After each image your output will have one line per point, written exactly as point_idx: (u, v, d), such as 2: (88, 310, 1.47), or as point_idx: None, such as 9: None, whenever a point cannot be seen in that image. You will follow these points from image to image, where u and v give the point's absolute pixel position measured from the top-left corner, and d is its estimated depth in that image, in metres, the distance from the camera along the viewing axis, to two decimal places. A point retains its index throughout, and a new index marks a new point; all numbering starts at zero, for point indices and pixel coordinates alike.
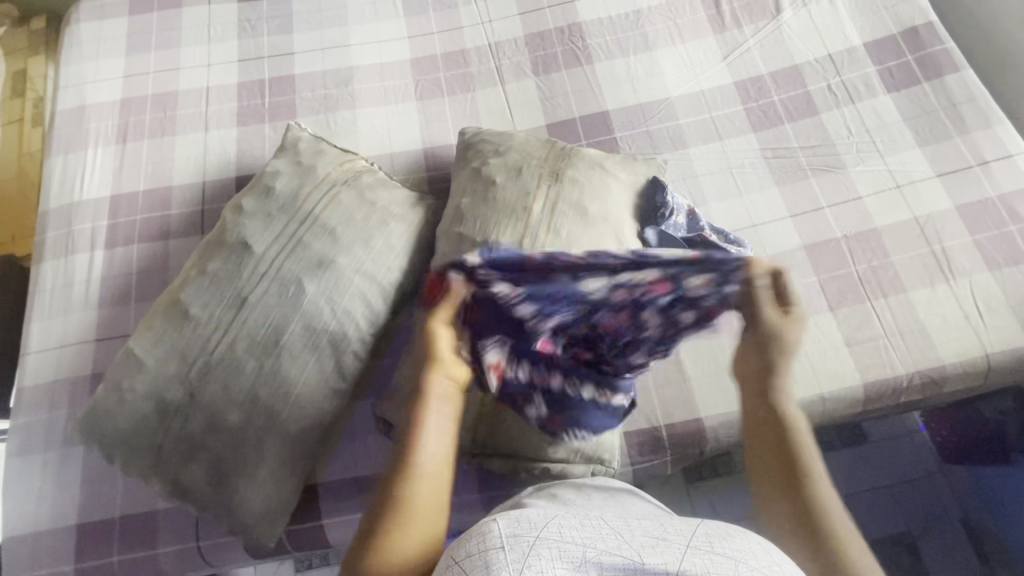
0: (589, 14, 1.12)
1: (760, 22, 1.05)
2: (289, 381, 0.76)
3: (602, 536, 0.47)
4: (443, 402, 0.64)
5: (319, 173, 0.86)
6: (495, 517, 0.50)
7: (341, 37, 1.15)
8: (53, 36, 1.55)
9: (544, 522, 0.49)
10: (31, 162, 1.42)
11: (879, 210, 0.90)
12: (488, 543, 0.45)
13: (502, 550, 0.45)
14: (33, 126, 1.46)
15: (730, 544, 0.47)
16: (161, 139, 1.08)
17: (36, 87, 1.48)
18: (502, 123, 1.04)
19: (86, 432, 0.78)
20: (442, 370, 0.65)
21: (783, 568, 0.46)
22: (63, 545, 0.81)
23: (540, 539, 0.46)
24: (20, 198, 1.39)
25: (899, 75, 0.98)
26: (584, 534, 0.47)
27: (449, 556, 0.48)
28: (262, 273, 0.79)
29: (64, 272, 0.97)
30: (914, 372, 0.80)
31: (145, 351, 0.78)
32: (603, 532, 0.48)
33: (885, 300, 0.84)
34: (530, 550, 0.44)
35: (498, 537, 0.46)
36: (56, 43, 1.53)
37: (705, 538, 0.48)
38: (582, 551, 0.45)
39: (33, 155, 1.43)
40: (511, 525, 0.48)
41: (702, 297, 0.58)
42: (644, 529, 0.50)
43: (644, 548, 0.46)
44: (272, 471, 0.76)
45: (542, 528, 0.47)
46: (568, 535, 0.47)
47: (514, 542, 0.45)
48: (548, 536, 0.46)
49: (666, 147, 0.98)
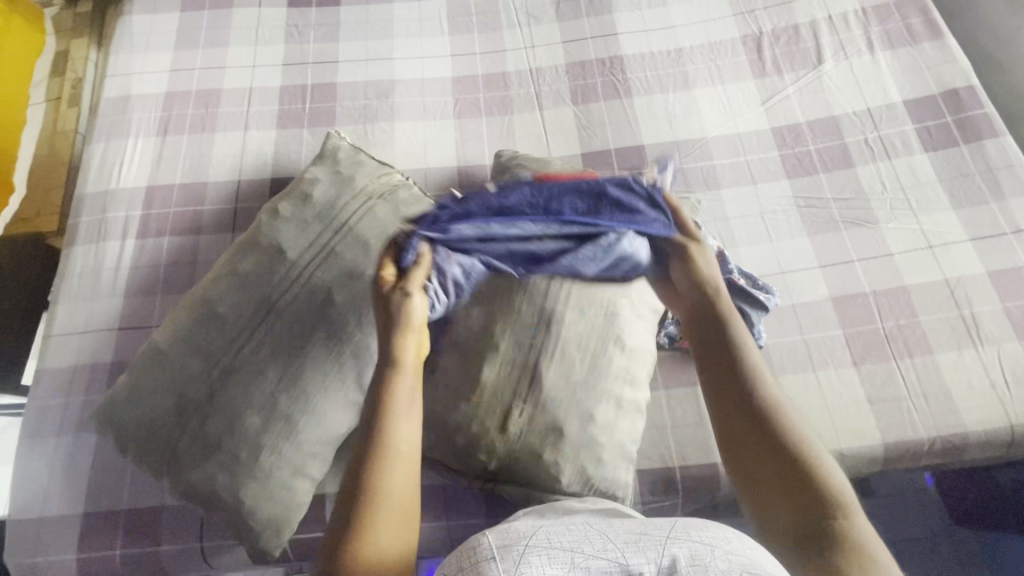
0: (632, 48, 1.13)
1: (801, 71, 1.06)
2: (308, 390, 0.76)
3: (589, 539, 0.48)
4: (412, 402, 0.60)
5: (357, 184, 0.87)
6: (483, 531, 0.49)
7: (385, 50, 1.17)
8: (96, 18, 1.58)
9: (532, 531, 0.49)
10: (62, 140, 1.46)
11: (910, 268, 0.90)
12: (478, 556, 0.45)
13: (494, 561, 0.44)
14: (68, 105, 1.49)
15: (707, 531, 0.47)
16: (201, 135, 1.09)
17: (76, 68, 1.52)
18: (537, 149, 1.05)
19: (105, 420, 0.79)
20: (404, 369, 0.62)
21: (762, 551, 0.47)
22: (70, 533, 0.81)
23: (529, 547, 0.46)
24: (51, 174, 1.43)
25: (937, 135, 0.98)
26: (571, 538, 0.48)
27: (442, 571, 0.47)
28: (293, 279, 0.80)
29: (95, 258, 0.98)
30: (936, 437, 0.80)
31: (170, 346, 0.78)
32: (589, 535, 0.48)
33: (910, 360, 0.84)
34: (520, 558, 0.44)
35: (489, 549, 0.46)
36: (98, 26, 1.57)
37: (684, 528, 0.48)
38: (572, 557, 0.45)
39: (66, 135, 1.46)
40: (500, 536, 0.48)
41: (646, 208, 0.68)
42: (628, 528, 0.49)
43: (628, 543, 0.46)
44: (281, 477, 0.75)
45: (530, 537, 0.47)
46: (557, 541, 0.47)
47: (504, 551, 0.45)
48: (536, 543, 0.46)
49: (699, 187, 0.99)
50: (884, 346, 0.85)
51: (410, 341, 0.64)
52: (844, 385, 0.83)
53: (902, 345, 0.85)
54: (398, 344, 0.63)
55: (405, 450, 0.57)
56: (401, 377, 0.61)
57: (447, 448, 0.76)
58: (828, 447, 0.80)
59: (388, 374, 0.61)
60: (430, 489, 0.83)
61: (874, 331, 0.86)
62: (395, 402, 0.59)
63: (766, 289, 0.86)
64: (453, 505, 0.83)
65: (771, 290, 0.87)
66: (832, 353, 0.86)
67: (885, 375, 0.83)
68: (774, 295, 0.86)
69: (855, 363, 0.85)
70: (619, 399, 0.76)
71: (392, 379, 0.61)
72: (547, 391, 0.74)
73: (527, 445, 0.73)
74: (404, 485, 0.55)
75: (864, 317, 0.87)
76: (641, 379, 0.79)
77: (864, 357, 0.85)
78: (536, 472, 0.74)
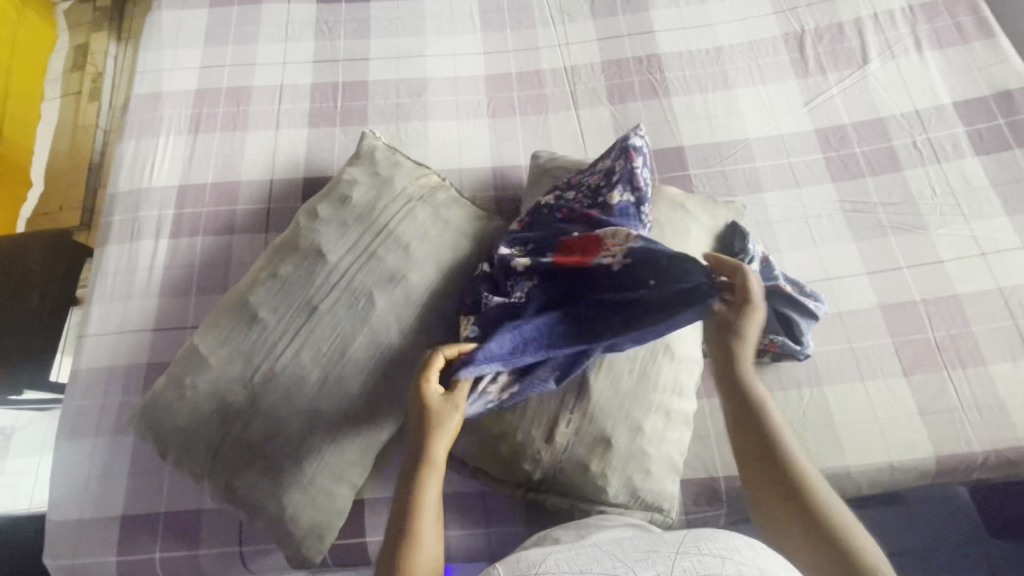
0: (669, 47, 1.11)
1: (845, 70, 1.03)
2: (350, 396, 0.75)
3: (598, 560, 0.50)
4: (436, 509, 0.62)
5: (396, 186, 0.86)
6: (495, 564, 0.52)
7: (417, 46, 1.15)
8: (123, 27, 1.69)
9: (541, 559, 0.51)
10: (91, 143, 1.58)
11: (961, 276, 0.87)
12: None
13: None
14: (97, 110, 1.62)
15: (714, 544, 0.49)
16: (233, 133, 1.08)
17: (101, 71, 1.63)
18: (574, 149, 1.03)
19: (145, 424, 0.78)
20: (434, 475, 0.62)
21: (768, 559, 0.48)
22: (109, 535, 0.81)
23: (540, 575, 0.48)
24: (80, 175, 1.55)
25: (988, 137, 0.95)
26: (581, 561, 0.50)
27: None
28: (334, 282, 0.79)
29: (129, 258, 0.98)
30: (990, 450, 0.78)
31: (210, 350, 0.77)
32: (598, 556, 0.50)
33: (963, 371, 0.82)
34: None
35: None
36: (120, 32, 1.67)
37: (693, 542, 0.50)
38: None
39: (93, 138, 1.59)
40: (512, 569, 0.50)
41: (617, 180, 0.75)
42: (636, 548, 0.52)
43: (638, 561, 0.49)
44: (323, 485, 0.74)
45: (541, 564, 0.50)
46: (566, 566, 0.49)
47: None
48: (546, 570, 0.49)
49: (741, 190, 0.97)
50: (935, 356, 0.83)
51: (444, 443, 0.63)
52: (894, 396, 0.81)
53: (954, 356, 0.83)
54: (431, 447, 0.62)
55: (429, 550, 0.59)
56: (432, 483, 0.62)
57: (490, 457, 0.75)
58: (878, 460, 0.78)
59: (421, 479, 0.61)
60: (470, 496, 0.82)
61: (925, 340, 0.84)
62: (424, 509, 0.61)
63: (815, 297, 0.84)
64: (493, 512, 0.82)
65: (819, 297, 0.85)
66: (881, 363, 0.84)
67: (936, 387, 0.81)
68: (823, 302, 0.84)
69: (906, 374, 0.83)
70: (667, 409, 0.75)
71: (422, 484, 0.61)
72: (594, 402, 0.72)
73: (574, 456, 0.72)
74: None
75: (915, 326, 0.85)
76: (688, 390, 0.77)
77: (915, 367, 0.83)
78: (582, 483, 0.73)
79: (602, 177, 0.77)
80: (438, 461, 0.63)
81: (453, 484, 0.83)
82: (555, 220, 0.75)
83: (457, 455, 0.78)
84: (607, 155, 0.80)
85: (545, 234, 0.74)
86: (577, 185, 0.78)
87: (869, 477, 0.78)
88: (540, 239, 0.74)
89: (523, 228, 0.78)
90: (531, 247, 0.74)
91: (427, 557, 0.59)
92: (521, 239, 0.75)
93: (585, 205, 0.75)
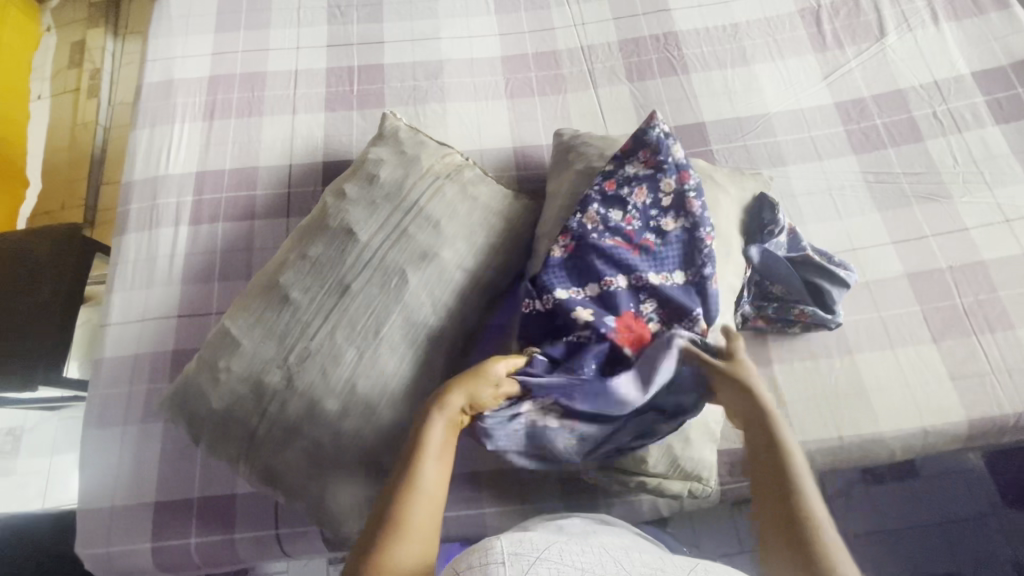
0: (685, 24, 1.10)
1: (863, 44, 1.04)
2: (386, 374, 0.74)
3: (602, 562, 0.49)
4: (443, 449, 0.62)
5: (423, 165, 0.85)
6: (499, 536, 0.52)
7: (431, 29, 1.15)
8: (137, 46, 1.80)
9: (545, 545, 0.50)
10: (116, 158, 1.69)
11: (986, 242, 0.88)
12: (489, 557, 0.47)
13: (502, 566, 0.47)
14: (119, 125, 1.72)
15: None
16: (248, 119, 1.07)
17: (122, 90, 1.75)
18: (595, 128, 1.03)
19: (177, 409, 0.77)
20: (444, 415, 0.63)
21: None
22: (142, 523, 0.80)
23: (540, 559, 0.48)
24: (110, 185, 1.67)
25: (1007, 106, 0.96)
26: (584, 559, 0.49)
27: (450, 570, 0.49)
28: (365, 261, 0.78)
29: (148, 246, 0.96)
30: (1022, 412, 0.79)
31: (242, 332, 0.77)
32: (603, 559, 0.50)
33: (992, 335, 0.83)
34: (528, 568, 0.46)
35: (500, 554, 0.48)
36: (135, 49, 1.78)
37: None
38: None
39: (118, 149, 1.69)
40: (513, 543, 0.50)
41: (669, 207, 0.75)
42: (643, 560, 0.51)
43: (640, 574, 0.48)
44: (361, 464, 0.74)
45: (544, 549, 0.49)
46: (568, 559, 0.48)
47: (514, 559, 0.47)
48: (548, 558, 0.48)
49: (764, 164, 0.97)
50: (964, 322, 0.84)
51: (462, 394, 0.64)
52: (924, 362, 0.82)
53: (983, 321, 0.83)
54: (448, 393, 0.64)
55: (429, 488, 0.59)
56: (440, 423, 0.63)
57: None
58: (912, 425, 0.79)
59: (427, 424, 0.62)
60: (506, 473, 0.82)
61: (952, 306, 0.85)
62: (429, 446, 0.61)
63: (845, 266, 0.85)
64: (530, 488, 0.82)
65: (849, 266, 0.85)
66: (910, 330, 0.84)
67: (966, 351, 0.82)
68: (853, 271, 0.84)
69: (935, 340, 0.83)
70: None
71: (430, 425, 0.62)
72: None
73: None
74: (429, 522, 0.57)
75: (942, 293, 0.86)
76: None
77: (944, 333, 0.83)
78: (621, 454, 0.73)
79: (651, 200, 0.75)
80: (452, 408, 0.64)
81: (489, 462, 0.83)
82: (608, 245, 0.72)
83: None
84: (638, 151, 0.78)
85: (595, 266, 0.71)
86: (623, 204, 0.75)
87: (903, 442, 0.79)
88: (595, 269, 0.71)
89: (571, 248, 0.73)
90: (584, 281, 0.71)
91: (427, 493, 0.59)
92: (571, 270, 0.72)
93: (635, 231, 0.74)
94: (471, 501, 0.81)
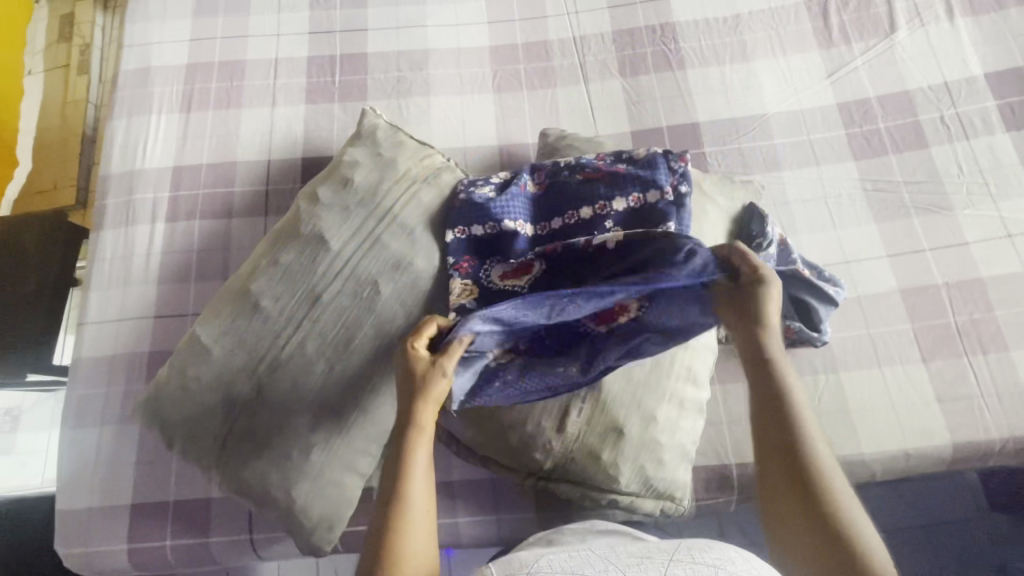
0: (685, 14, 1.04)
1: (871, 40, 0.98)
2: (357, 385, 0.73)
3: (590, 563, 0.49)
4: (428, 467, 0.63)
5: (400, 167, 0.81)
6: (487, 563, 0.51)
7: (417, 16, 1.09)
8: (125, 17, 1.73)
9: (533, 560, 0.50)
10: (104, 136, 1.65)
11: (986, 258, 0.84)
12: None
13: None
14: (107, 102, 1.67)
15: (709, 553, 0.49)
16: (227, 111, 1.03)
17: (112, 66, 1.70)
18: (583, 127, 0.99)
19: (148, 415, 0.77)
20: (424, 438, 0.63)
21: (763, 571, 0.48)
22: (118, 524, 0.80)
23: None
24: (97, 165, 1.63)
25: (1020, 112, 0.91)
26: (572, 563, 0.49)
27: None
28: (337, 270, 0.76)
29: (124, 244, 0.95)
30: (1009, 438, 0.77)
31: (211, 340, 0.75)
32: (590, 560, 0.50)
33: (984, 358, 0.80)
34: None
35: None
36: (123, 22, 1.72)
37: (687, 551, 0.50)
38: None
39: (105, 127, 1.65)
40: (503, 567, 0.49)
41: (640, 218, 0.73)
42: (629, 551, 0.52)
43: (629, 566, 0.48)
44: (332, 475, 0.74)
45: (532, 565, 0.49)
46: (558, 567, 0.48)
47: None
48: (538, 571, 0.48)
49: (758, 169, 0.93)
50: (956, 342, 0.81)
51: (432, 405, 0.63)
52: (912, 382, 0.79)
53: (976, 341, 0.81)
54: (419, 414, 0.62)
55: (421, 509, 0.61)
56: (422, 445, 0.62)
57: (498, 445, 0.74)
58: (894, 448, 0.77)
59: (410, 440, 0.62)
60: (479, 483, 0.82)
61: (946, 325, 0.82)
62: (415, 469, 0.61)
63: (834, 282, 0.81)
64: (503, 499, 0.82)
65: (838, 282, 0.82)
66: (900, 349, 0.81)
67: (956, 373, 0.79)
68: (842, 287, 0.81)
69: (925, 360, 0.80)
70: (681, 399, 0.73)
71: (413, 450, 0.62)
72: (606, 392, 0.70)
73: (585, 448, 0.71)
74: (423, 547, 0.60)
75: (935, 311, 0.83)
76: (702, 378, 0.76)
77: (935, 353, 0.81)
78: (594, 473, 0.72)
79: (625, 208, 0.74)
80: (426, 425, 0.63)
81: (462, 471, 0.83)
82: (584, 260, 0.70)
83: (464, 442, 0.78)
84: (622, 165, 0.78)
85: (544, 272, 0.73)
86: (595, 198, 0.75)
87: (884, 464, 0.77)
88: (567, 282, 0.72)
89: (532, 232, 0.77)
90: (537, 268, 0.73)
91: (418, 514, 0.60)
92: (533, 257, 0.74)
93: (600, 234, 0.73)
94: (443, 510, 0.81)
